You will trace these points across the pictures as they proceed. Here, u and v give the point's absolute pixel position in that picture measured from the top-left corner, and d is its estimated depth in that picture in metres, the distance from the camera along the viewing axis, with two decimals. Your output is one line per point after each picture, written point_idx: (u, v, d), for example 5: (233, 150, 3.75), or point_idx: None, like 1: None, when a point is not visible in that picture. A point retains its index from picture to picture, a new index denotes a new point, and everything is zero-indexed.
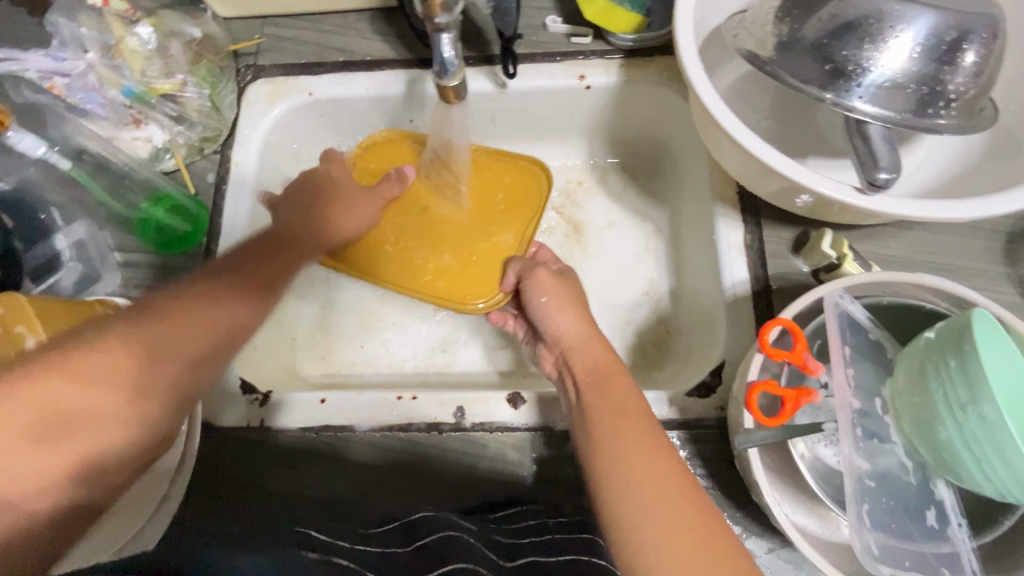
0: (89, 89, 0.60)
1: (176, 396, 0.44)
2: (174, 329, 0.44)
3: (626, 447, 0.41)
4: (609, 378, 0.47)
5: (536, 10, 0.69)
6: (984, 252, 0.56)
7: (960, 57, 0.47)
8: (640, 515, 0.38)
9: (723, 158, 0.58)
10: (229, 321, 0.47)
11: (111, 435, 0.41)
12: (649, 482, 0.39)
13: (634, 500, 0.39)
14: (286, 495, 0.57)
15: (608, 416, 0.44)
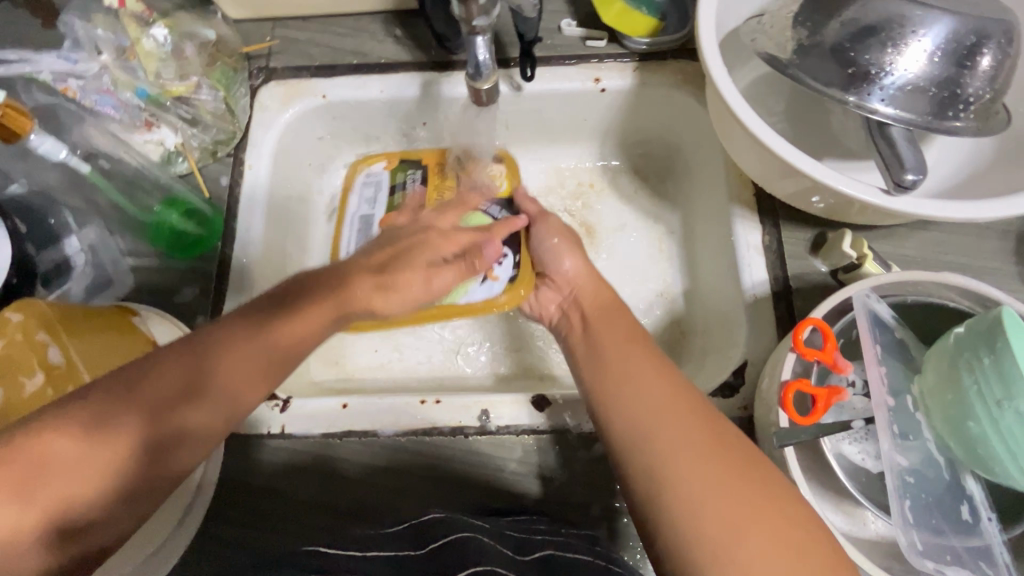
0: (103, 92, 0.59)
1: (153, 443, 0.41)
2: (143, 373, 0.42)
3: (656, 410, 0.41)
4: (622, 340, 0.47)
5: (551, 14, 0.69)
6: (996, 251, 0.57)
7: (978, 61, 0.48)
8: (677, 482, 0.37)
9: (742, 160, 0.58)
10: (210, 356, 0.43)
11: (83, 487, 0.39)
12: (685, 447, 0.38)
13: (668, 467, 0.38)
14: (301, 501, 0.57)
15: (636, 373, 0.44)
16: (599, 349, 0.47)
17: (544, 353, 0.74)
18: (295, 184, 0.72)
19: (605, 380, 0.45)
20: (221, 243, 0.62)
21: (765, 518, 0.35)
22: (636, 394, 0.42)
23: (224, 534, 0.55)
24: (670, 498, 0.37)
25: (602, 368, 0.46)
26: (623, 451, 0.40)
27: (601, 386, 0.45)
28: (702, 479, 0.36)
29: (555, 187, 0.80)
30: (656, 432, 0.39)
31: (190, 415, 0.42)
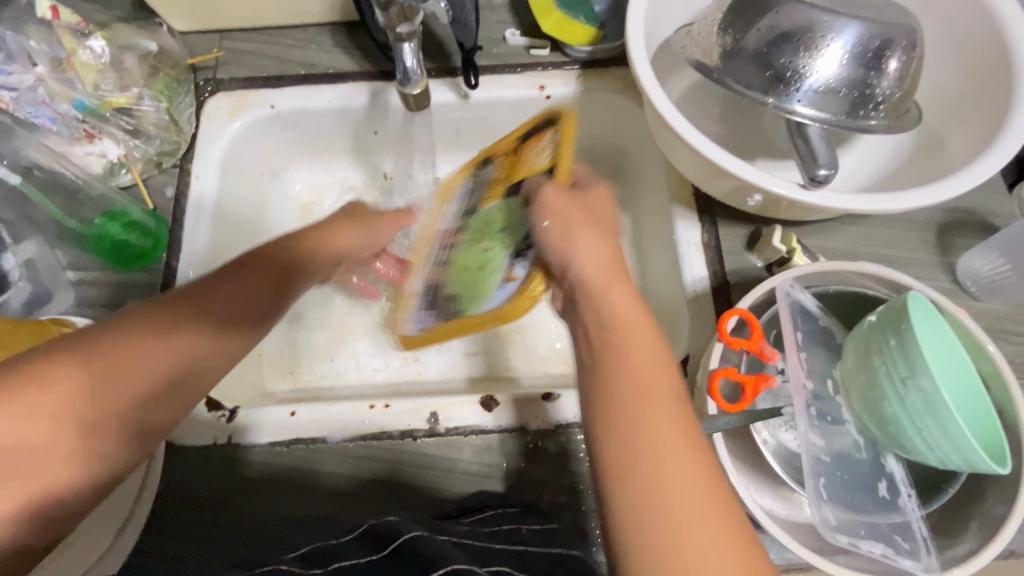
0: (38, 104, 0.58)
1: (131, 424, 0.42)
2: (117, 363, 0.41)
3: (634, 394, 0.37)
4: (639, 342, 0.40)
5: (496, 24, 0.71)
6: (919, 243, 0.60)
7: (885, 63, 0.51)
8: (665, 507, 0.33)
9: (678, 161, 0.60)
10: (196, 346, 0.45)
11: (62, 470, 0.39)
12: (678, 472, 0.34)
13: (662, 491, 0.34)
14: (261, 517, 0.56)
15: (651, 388, 0.38)
16: (611, 352, 0.40)
17: (504, 356, 0.75)
18: (245, 194, 0.72)
19: (616, 390, 0.38)
20: (165, 255, 0.62)
21: (741, 556, 0.33)
22: (649, 410, 0.36)
23: (181, 551, 0.54)
24: (654, 527, 0.33)
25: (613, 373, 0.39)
26: (619, 468, 0.35)
27: (610, 393, 0.38)
28: (694, 516, 0.33)
29: None
30: (659, 456, 0.35)
31: (165, 409, 0.44)
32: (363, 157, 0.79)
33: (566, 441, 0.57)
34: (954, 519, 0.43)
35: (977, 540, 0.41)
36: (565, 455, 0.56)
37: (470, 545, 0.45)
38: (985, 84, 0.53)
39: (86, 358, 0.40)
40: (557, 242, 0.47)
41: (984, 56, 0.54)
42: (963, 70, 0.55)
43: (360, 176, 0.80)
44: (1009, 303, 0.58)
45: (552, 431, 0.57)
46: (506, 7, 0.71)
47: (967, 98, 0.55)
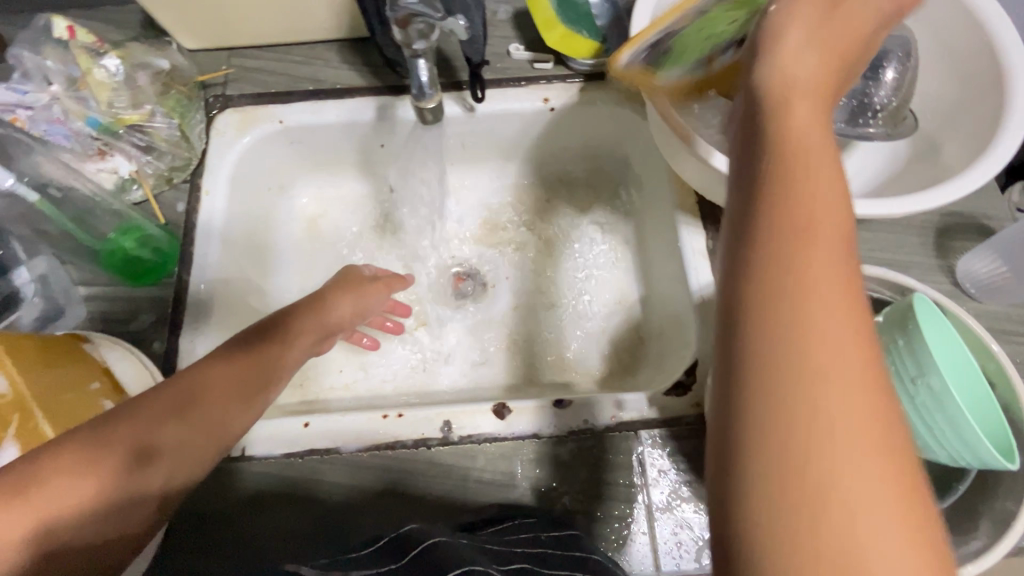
0: (53, 122, 0.60)
1: (143, 450, 0.41)
2: (137, 402, 0.43)
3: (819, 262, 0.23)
4: (827, 165, 0.25)
5: (500, 39, 0.73)
6: (918, 246, 0.62)
7: (881, 74, 0.53)
8: (813, 386, 0.21)
9: (683, 171, 0.62)
10: (200, 379, 0.46)
11: (74, 494, 0.37)
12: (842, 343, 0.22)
13: (815, 363, 0.21)
14: (276, 532, 0.55)
15: (835, 226, 0.24)
16: (791, 169, 0.24)
17: (512, 364, 0.75)
18: (254, 209, 0.73)
19: (775, 216, 0.24)
20: (177, 269, 0.63)
21: (908, 523, 0.20)
22: (824, 265, 0.23)
23: (197, 566, 0.54)
24: (785, 412, 0.21)
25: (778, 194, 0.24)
26: (756, 316, 0.22)
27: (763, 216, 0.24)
28: (850, 418, 0.21)
29: (514, 204, 0.83)
30: (824, 315, 0.22)
31: (177, 438, 0.43)
32: (370, 170, 0.80)
33: (579, 447, 0.57)
34: (965, 517, 0.44)
35: (988, 537, 0.42)
36: (577, 461, 0.56)
37: (488, 552, 0.45)
38: (978, 91, 0.55)
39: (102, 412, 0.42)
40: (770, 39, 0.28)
41: (975, 66, 0.55)
42: (956, 78, 0.57)
43: (367, 188, 0.81)
44: (1009, 304, 0.59)
45: (565, 437, 0.57)
46: (509, 23, 0.73)
47: (960, 105, 0.57)
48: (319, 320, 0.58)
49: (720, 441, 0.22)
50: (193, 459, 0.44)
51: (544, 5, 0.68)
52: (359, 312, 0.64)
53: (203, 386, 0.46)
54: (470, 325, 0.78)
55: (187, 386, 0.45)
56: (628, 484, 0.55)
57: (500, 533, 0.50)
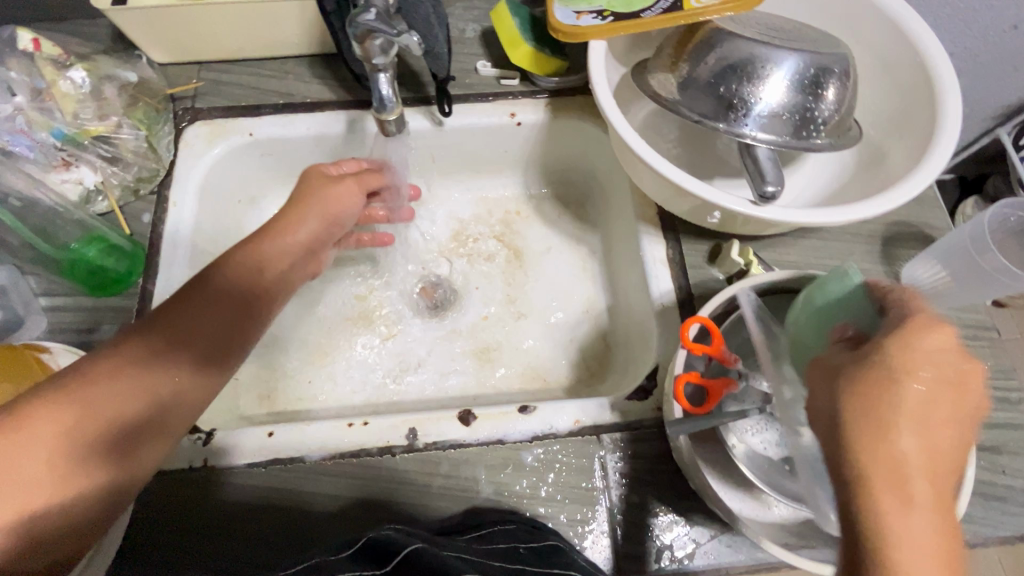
0: (17, 132, 0.60)
1: (118, 442, 0.42)
2: (98, 386, 0.42)
3: None
4: (924, 514, 0.31)
5: (468, 56, 0.75)
6: (866, 254, 0.65)
7: (823, 90, 0.56)
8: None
9: (642, 182, 0.64)
10: (170, 369, 0.46)
11: (51, 482, 0.38)
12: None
13: None
14: (241, 547, 0.55)
15: (939, 574, 0.30)
16: (890, 532, 0.30)
17: (482, 373, 0.76)
18: (223, 220, 0.73)
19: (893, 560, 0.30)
20: (142, 279, 0.62)
21: None
22: None
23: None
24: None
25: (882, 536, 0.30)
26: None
27: (877, 554, 0.30)
28: None
29: (483, 215, 0.85)
30: None
31: (141, 445, 0.44)
32: None
33: (543, 451, 0.58)
34: None
35: None
36: (542, 467, 0.57)
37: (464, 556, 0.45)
38: (917, 105, 0.58)
39: (72, 389, 0.41)
40: (846, 397, 0.33)
41: (911, 83, 0.59)
42: (894, 96, 0.61)
43: None
44: (949, 307, 0.62)
45: (531, 442, 0.58)
46: (477, 41, 0.76)
47: (900, 119, 0.60)
48: (287, 244, 0.58)
49: None
50: (145, 465, 0.44)
51: (509, 24, 0.70)
52: (330, 223, 0.62)
53: (169, 370, 0.46)
54: (441, 336, 0.79)
55: (154, 366, 0.45)
56: (592, 486, 0.56)
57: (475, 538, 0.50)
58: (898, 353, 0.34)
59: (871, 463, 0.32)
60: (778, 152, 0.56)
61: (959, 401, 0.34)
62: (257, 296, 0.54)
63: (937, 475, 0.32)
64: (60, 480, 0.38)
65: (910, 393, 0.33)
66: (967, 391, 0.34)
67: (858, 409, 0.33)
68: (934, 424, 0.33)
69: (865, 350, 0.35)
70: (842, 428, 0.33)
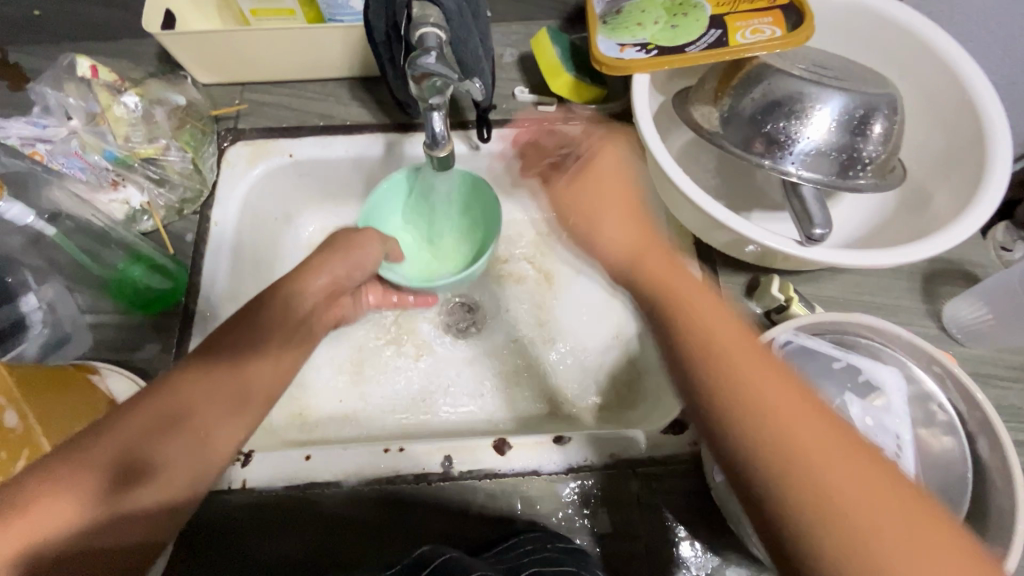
0: (70, 155, 0.61)
1: (134, 453, 0.43)
2: (120, 414, 0.44)
3: (759, 382, 0.38)
4: (692, 294, 0.47)
5: (506, 81, 0.76)
6: (906, 291, 0.64)
7: (869, 128, 0.55)
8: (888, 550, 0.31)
9: (680, 215, 0.64)
10: (194, 385, 0.47)
11: (59, 499, 0.39)
12: (868, 487, 0.33)
13: (799, 443, 0.35)
14: (281, 566, 0.56)
15: (709, 310, 0.45)
16: (689, 321, 0.44)
17: (511, 397, 0.77)
18: (261, 240, 0.74)
19: (783, 454, 0.35)
20: (185, 299, 0.63)
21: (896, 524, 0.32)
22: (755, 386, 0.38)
23: None
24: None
25: (777, 431, 0.36)
26: (792, 516, 0.34)
27: (758, 452, 0.36)
28: (832, 459, 0.34)
29: (514, 238, 0.86)
30: (775, 409, 0.37)
31: (167, 448, 0.44)
32: None
33: (576, 483, 0.58)
34: None
35: None
36: (575, 498, 0.57)
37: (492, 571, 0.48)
38: (962, 145, 0.58)
39: (93, 427, 0.43)
40: (676, 329, 0.44)
41: (957, 121, 0.58)
42: (940, 133, 0.60)
43: None
44: (993, 349, 0.61)
45: (564, 474, 0.58)
46: (515, 66, 0.77)
47: (944, 158, 0.59)
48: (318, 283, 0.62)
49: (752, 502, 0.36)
50: (177, 478, 0.44)
51: (549, 53, 0.71)
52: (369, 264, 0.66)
53: (181, 379, 0.47)
54: (470, 358, 0.79)
55: (175, 383, 0.47)
56: (626, 522, 0.56)
57: (506, 554, 0.52)
58: (568, 201, 0.62)
59: (711, 374, 0.40)
60: (823, 193, 0.56)
61: (618, 196, 0.59)
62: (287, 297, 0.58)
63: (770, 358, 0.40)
64: (68, 496, 0.39)
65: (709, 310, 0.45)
66: (631, 179, 0.62)
67: (579, 196, 0.61)
68: (617, 216, 0.58)
69: (555, 189, 0.65)
70: (680, 354, 0.43)
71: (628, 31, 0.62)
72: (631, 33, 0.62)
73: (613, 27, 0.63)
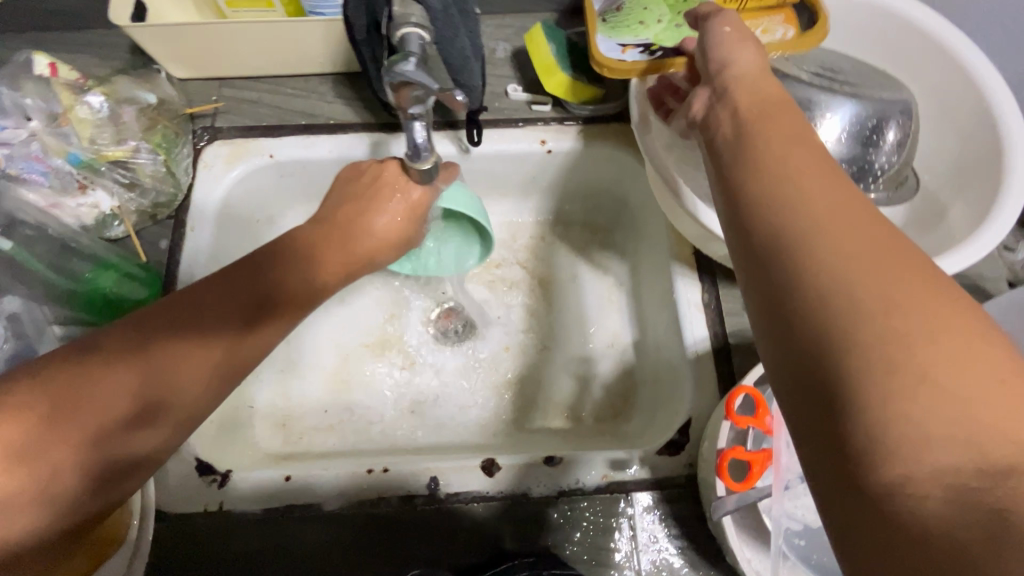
0: (31, 159, 0.57)
1: (113, 425, 0.40)
2: (96, 385, 0.40)
3: (813, 178, 0.29)
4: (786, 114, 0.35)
5: (498, 78, 0.72)
6: None
7: (882, 137, 0.52)
8: (926, 360, 0.23)
9: (680, 225, 0.61)
10: (182, 352, 0.43)
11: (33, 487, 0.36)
12: (921, 304, 0.24)
13: (842, 239, 0.26)
14: None
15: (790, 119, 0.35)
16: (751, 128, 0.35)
17: (503, 408, 0.74)
18: (241, 245, 0.71)
19: (825, 253, 0.26)
20: None
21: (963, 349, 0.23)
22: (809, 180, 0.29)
23: None
24: (903, 409, 0.23)
25: (808, 232, 0.27)
26: (810, 316, 0.25)
27: (793, 252, 0.27)
28: (892, 267, 0.25)
29: (508, 241, 0.83)
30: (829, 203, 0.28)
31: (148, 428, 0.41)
32: None
33: (567, 507, 0.55)
34: None
35: None
36: (565, 522, 0.55)
37: None
38: (978, 154, 0.55)
39: (61, 388, 0.38)
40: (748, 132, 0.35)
41: (974, 129, 0.55)
42: (957, 140, 0.57)
43: None
44: None
45: (555, 498, 0.56)
46: (508, 61, 0.73)
47: (961, 167, 0.56)
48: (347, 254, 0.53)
49: (774, 298, 0.27)
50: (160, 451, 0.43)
51: (544, 50, 0.67)
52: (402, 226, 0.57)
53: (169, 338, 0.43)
54: (461, 367, 0.76)
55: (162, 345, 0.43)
56: (619, 548, 0.54)
57: None
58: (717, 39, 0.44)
59: (761, 172, 0.31)
60: None
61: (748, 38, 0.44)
62: (298, 253, 0.51)
63: (833, 173, 0.30)
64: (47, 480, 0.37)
65: (780, 122, 0.35)
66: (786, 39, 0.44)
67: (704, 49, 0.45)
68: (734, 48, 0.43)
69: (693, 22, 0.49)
70: (723, 161, 0.34)
71: (631, 28, 0.58)
72: (635, 32, 0.58)
73: (617, 23, 0.59)
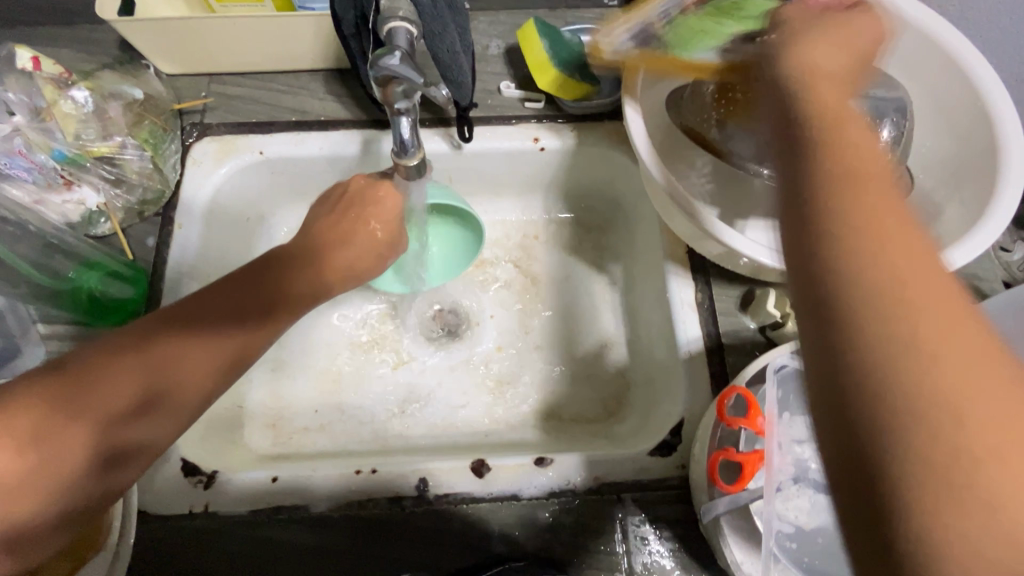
0: (13, 155, 0.56)
1: (115, 417, 0.40)
2: (101, 377, 0.40)
3: (887, 225, 0.26)
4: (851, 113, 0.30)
5: (491, 75, 0.71)
6: None
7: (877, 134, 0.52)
8: (983, 456, 0.22)
9: (674, 224, 0.60)
10: (184, 348, 0.43)
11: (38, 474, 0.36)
12: (988, 394, 0.23)
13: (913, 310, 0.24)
14: None
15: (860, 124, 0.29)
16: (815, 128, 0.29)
17: (495, 409, 0.73)
18: (231, 242, 0.70)
19: (895, 332, 0.24)
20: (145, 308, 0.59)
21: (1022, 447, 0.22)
22: (882, 229, 0.26)
23: None
24: (950, 493, 0.22)
25: (877, 298, 0.25)
26: (863, 393, 0.24)
27: (857, 322, 0.25)
28: (961, 349, 0.24)
29: (501, 240, 0.82)
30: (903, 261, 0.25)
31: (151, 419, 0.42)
32: None
33: (559, 508, 0.55)
34: None
35: None
36: (556, 524, 0.54)
37: None
38: (973, 152, 0.54)
39: (62, 382, 0.39)
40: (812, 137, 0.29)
41: (969, 127, 0.55)
42: (953, 139, 0.56)
43: None
44: None
45: (546, 499, 0.55)
46: (501, 58, 0.72)
47: (956, 166, 0.56)
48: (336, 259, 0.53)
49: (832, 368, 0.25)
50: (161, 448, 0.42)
51: (536, 47, 0.66)
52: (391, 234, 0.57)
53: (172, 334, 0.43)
54: (452, 367, 0.76)
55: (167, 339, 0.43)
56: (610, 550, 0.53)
57: None
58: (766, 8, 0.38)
59: (828, 205, 0.27)
60: None
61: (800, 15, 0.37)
62: (299, 257, 0.51)
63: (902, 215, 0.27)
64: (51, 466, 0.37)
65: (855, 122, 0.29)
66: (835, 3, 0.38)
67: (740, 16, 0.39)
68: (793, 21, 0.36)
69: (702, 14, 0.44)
70: (797, 155, 0.29)
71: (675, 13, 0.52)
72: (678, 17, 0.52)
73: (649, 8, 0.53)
